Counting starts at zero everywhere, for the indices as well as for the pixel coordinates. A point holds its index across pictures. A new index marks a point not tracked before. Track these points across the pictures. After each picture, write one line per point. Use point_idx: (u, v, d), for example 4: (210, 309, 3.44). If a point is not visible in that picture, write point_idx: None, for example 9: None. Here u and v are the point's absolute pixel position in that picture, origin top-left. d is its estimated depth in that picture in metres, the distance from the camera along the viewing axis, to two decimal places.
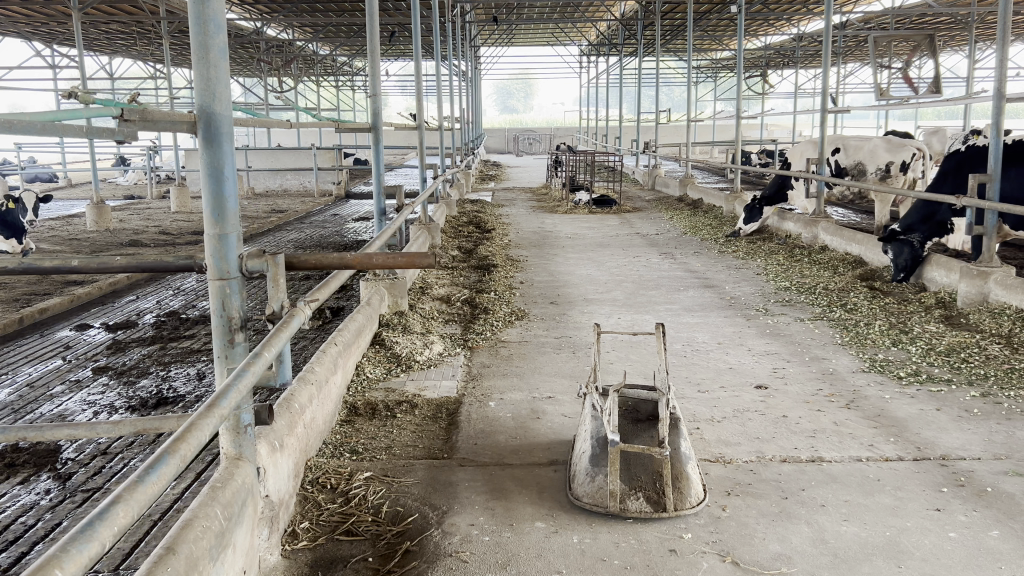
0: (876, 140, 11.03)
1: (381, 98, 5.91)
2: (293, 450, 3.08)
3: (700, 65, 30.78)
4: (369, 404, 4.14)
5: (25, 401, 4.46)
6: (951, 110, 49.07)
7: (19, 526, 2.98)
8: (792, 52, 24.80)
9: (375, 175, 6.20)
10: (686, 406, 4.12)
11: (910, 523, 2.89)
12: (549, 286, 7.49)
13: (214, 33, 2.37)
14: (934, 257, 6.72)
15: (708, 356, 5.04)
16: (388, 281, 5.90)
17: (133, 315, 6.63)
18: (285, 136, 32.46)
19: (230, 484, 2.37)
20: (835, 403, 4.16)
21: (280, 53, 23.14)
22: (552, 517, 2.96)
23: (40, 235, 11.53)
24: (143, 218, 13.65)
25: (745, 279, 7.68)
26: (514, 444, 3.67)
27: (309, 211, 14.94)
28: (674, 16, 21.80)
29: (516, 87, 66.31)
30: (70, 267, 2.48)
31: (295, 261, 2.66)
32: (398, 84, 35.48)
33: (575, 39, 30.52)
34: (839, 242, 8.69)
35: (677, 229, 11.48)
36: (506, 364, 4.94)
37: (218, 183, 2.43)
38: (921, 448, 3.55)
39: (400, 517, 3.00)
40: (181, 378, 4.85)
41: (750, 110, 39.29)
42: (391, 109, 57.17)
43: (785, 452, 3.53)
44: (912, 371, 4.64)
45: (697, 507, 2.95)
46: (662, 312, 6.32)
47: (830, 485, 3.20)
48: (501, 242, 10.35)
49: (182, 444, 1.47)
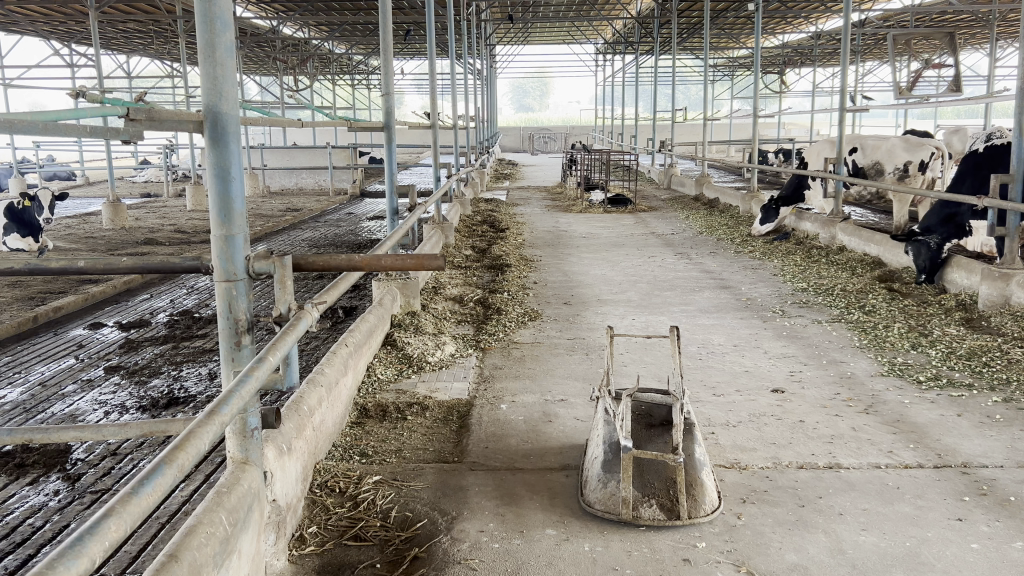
0: (895, 139, 10.89)
1: (393, 95, 5.86)
2: (301, 454, 3.05)
3: (717, 63, 30.62)
4: (380, 405, 4.12)
5: (37, 401, 4.46)
6: (971, 111, 48.83)
7: (27, 528, 2.97)
8: (811, 51, 24.56)
9: (387, 175, 6.13)
10: (701, 410, 4.05)
11: (931, 534, 2.81)
12: (562, 287, 7.42)
13: (221, 30, 2.33)
14: (955, 259, 6.59)
15: (724, 359, 4.96)
16: (400, 281, 5.86)
17: (147, 313, 6.64)
18: (301, 134, 32.58)
19: (237, 489, 2.34)
20: (853, 408, 4.08)
21: (296, 52, 23.23)
22: (563, 524, 2.91)
23: (57, 233, 11.62)
24: (158, 216, 13.71)
25: (761, 280, 7.58)
26: (526, 448, 3.61)
27: (323, 210, 14.97)
28: (691, 14, 21.67)
29: (531, 86, 66.04)
30: (76, 268, 2.44)
31: (302, 262, 2.61)
32: (413, 83, 35.43)
33: (591, 37, 30.34)
34: (857, 243, 8.56)
35: (692, 229, 11.39)
36: (518, 366, 4.89)
37: (224, 184, 2.39)
38: (942, 455, 3.46)
39: (408, 522, 2.96)
40: (192, 378, 4.84)
41: (768, 109, 39.02)
42: (407, 107, 57.36)
43: (802, 458, 3.46)
44: (932, 375, 4.54)
45: (711, 515, 2.89)
46: (677, 313, 6.25)
47: (849, 493, 3.13)
48: (515, 241, 10.31)
49: (180, 453, 1.43)
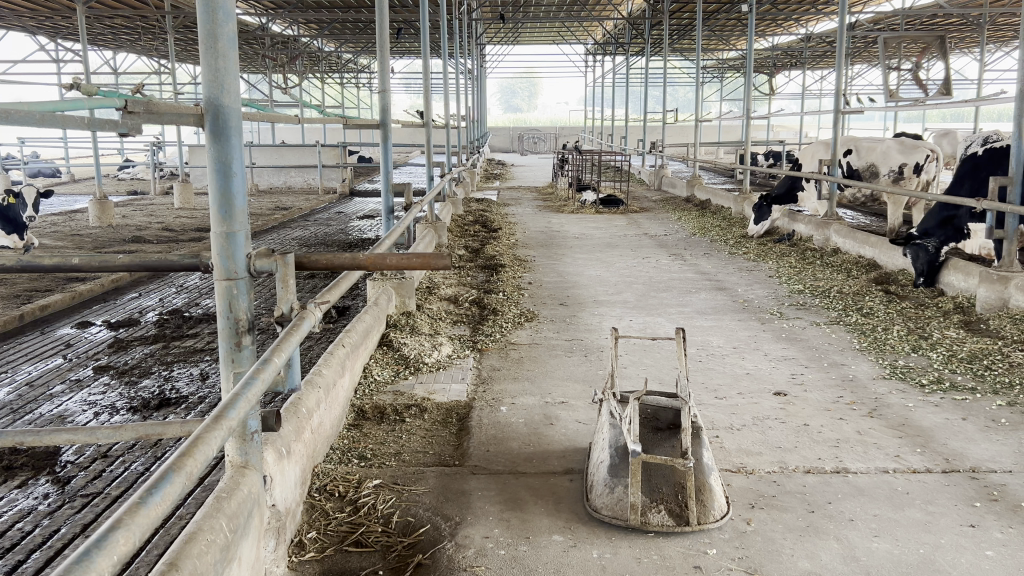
0: (889, 141, 10.91)
1: (389, 92, 5.76)
2: (300, 457, 2.97)
3: (707, 64, 30.65)
4: (378, 407, 4.04)
5: (24, 401, 4.35)
6: (957, 115, 49.33)
7: (16, 533, 2.87)
8: (800, 53, 24.65)
9: (383, 174, 6.02)
10: (704, 413, 4.00)
11: (944, 540, 2.77)
12: (557, 287, 7.35)
13: (223, 21, 2.26)
14: (952, 262, 6.57)
15: (724, 361, 4.91)
16: (396, 280, 5.76)
17: (135, 313, 6.49)
18: (290, 132, 32.36)
19: (237, 493, 2.26)
20: (857, 411, 4.04)
21: (285, 49, 22.98)
22: (570, 530, 2.84)
23: (42, 230, 11.38)
24: (145, 214, 13.53)
25: (757, 281, 7.55)
26: (527, 452, 3.54)
27: (313, 208, 14.85)
28: (682, 15, 21.66)
29: (520, 86, 66.08)
30: (71, 266, 2.36)
31: (304, 261, 2.53)
32: (402, 82, 35.24)
33: (581, 37, 30.29)
34: (850, 245, 8.54)
35: (686, 230, 11.35)
36: (516, 367, 4.81)
37: (225, 179, 2.31)
38: (949, 459, 3.42)
39: (410, 528, 2.88)
40: (184, 378, 4.74)
41: (757, 111, 39.12)
42: (394, 108, 57.22)
43: (809, 462, 3.41)
44: (935, 378, 4.51)
45: (720, 521, 2.83)
46: (675, 314, 6.21)
47: (858, 498, 3.08)
48: (508, 241, 10.23)
49: (188, 460, 1.35)
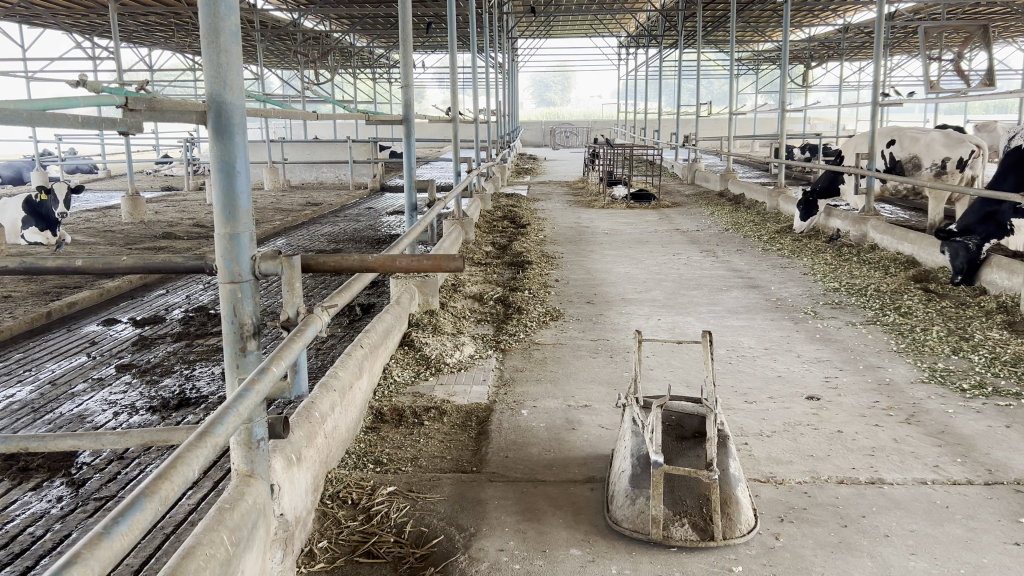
0: (934, 133, 10.57)
1: (412, 86, 5.64)
2: (311, 463, 2.89)
3: (742, 56, 30.05)
4: (396, 409, 3.96)
5: (46, 401, 4.35)
6: (1000, 105, 48.12)
7: (27, 537, 2.83)
8: (838, 44, 24.05)
9: (405, 170, 5.88)
10: (733, 419, 3.84)
11: (987, 560, 2.59)
12: (584, 285, 7.22)
13: (225, 14, 2.16)
14: (994, 259, 6.31)
15: (755, 364, 4.74)
16: (419, 279, 5.68)
17: (161, 310, 6.53)
18: (321, 128, 32.45)
19: (241, 504, 2.18)
20: (893, 417, 3.85)
21: (318, 46, 23.11)
22: (588, 544, 2.73)
23: (76, 226, 11.54)
24: (177, 210, 13.63)
25: (791, 279, 7.33)
26: (548, 459, 3.43)
27: (344, 204, 14.87)
28: (716, 7, 21.26)
29: (553, 80, 65.69)
30: (74, 267, 2.24)
31: (313, 263, 2.43)
32: (434, 77, 35.23)
33: (614, 31, 29.92)
34: (889, 241, 8.26)
35: (719, 226, 11.08)
36: (540, 368, 4.70)
37: (229, 180, 2.22)
38: (992, 471, 3.23)
39: (423, 539, 2.79)
40: (204, 377, 4.71)
41: (792, 103, 38.37)
42: (425, 102, 57.19)
43: (842, 472, 3.25)
44: (976, 383, 4.29)
45: (747, 536, 2.70)
46: (705, 314, 6.03)
47: (894, 512, 2.91)
48: (536, 237, 10.10)
49: (164, 483, 1.27)
